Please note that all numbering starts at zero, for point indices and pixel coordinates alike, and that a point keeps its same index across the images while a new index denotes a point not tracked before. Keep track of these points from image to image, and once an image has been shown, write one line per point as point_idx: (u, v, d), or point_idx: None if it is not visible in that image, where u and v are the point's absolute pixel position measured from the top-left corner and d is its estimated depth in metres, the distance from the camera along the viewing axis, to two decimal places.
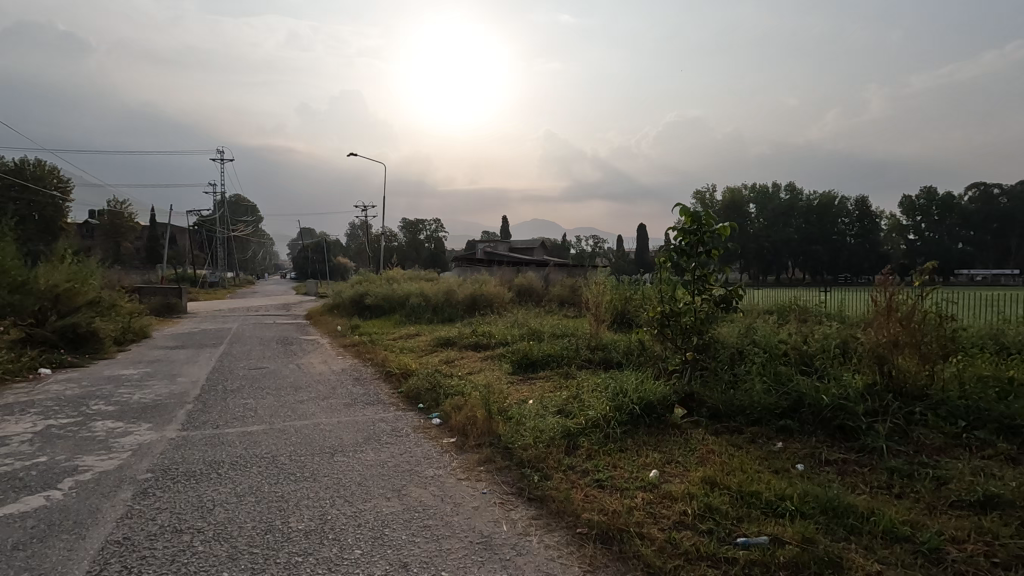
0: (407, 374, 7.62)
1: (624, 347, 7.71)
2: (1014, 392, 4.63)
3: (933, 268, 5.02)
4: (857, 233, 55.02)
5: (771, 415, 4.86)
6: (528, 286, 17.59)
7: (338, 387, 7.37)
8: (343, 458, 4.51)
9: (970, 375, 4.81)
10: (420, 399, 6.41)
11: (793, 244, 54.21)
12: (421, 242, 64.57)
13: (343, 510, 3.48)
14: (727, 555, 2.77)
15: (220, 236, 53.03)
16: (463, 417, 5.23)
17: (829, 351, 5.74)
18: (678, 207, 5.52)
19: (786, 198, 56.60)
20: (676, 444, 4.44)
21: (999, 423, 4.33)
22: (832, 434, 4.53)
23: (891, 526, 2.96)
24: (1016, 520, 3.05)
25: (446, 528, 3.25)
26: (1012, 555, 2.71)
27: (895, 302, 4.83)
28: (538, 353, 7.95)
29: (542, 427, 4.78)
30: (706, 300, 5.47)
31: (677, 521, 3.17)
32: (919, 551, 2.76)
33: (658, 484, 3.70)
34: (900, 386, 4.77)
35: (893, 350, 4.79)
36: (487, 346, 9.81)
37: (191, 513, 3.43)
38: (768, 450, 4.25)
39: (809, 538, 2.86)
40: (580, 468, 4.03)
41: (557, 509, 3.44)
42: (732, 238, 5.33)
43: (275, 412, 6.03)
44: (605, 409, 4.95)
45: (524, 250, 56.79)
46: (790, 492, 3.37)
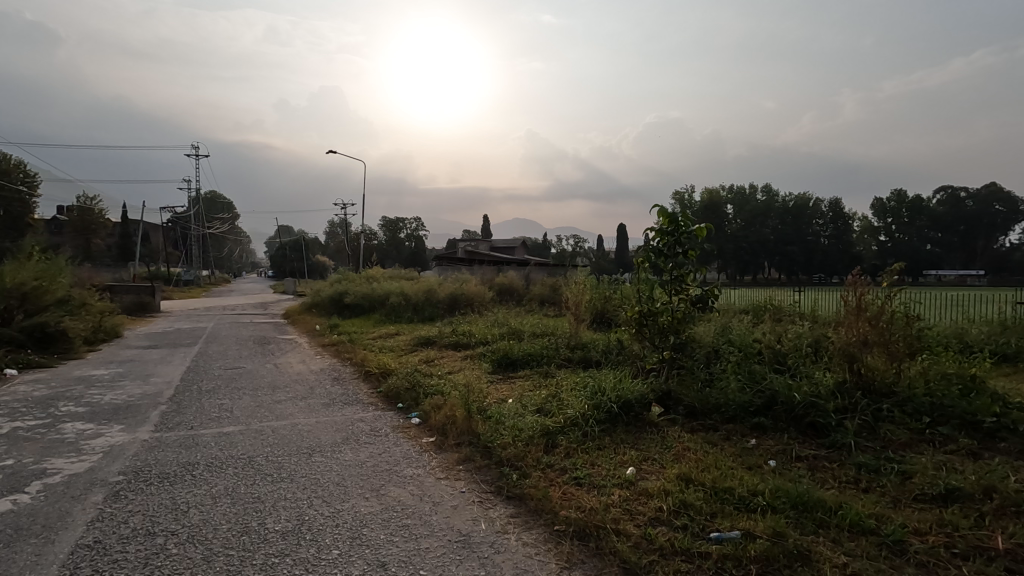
0: (386, 374, 7.58)
1: (603, 346, 7.78)
2: (976, 389, 4.81)
3: (901, 268, 5.17)
4: (831, 234, 56.33)
5: (745, 412, 4.97)
6: (508, 286, 17.62)
7: (317, 387, 7.30)
8: (321, 458, 4.48)
9: (935, 373, 4.98)
10: (400, 398, 6.40)
11: (769, 245, 55.11)
12: (401, 241, 64.19)
13: (322, 510, 3.47)
14: (700, 550, 2.83)
15: (195, 233, 52.01)
16: (442, 416, 5.24)
17: (801, 350, 5.88)
18: (656, 208, 5.57)
19: (763, 199, 57.59)
20: (653, 442, 4.52)
21: (961, 419, 4.50)
22: (804, 431, 4.65)
23: (858, 519, 3.05)
24: (975, 512, 3.18)
25: (425, 527, 3.26)
26: (971, 545, 2.82)
27: (864, 302, 4.95)
28: (518, 353, 7.98)
29: (520, 427, 4.80)
30: (683, 299, 5.56)
31: (653, 517, 3.24)
32: (884, 543, 2.87)
33: (635, 481, 3.76)
34: (869, 384, 4.91)
35: (862, 349, 4.93)
36: (468, 345, 9.81)
37: (165, 515, 3.38)
38: (742, 447, 4.35)
39: (779, 533, 2.94)
40: (558, 466, 4.07)
41: (536, 507, 3.48)
42: (708, 239, 5.42)
43: (252, 412, 5.96)
44: (584, 408, 5.02)
45: (506, 250, 56.70)
46: (762, 488, 3.45)
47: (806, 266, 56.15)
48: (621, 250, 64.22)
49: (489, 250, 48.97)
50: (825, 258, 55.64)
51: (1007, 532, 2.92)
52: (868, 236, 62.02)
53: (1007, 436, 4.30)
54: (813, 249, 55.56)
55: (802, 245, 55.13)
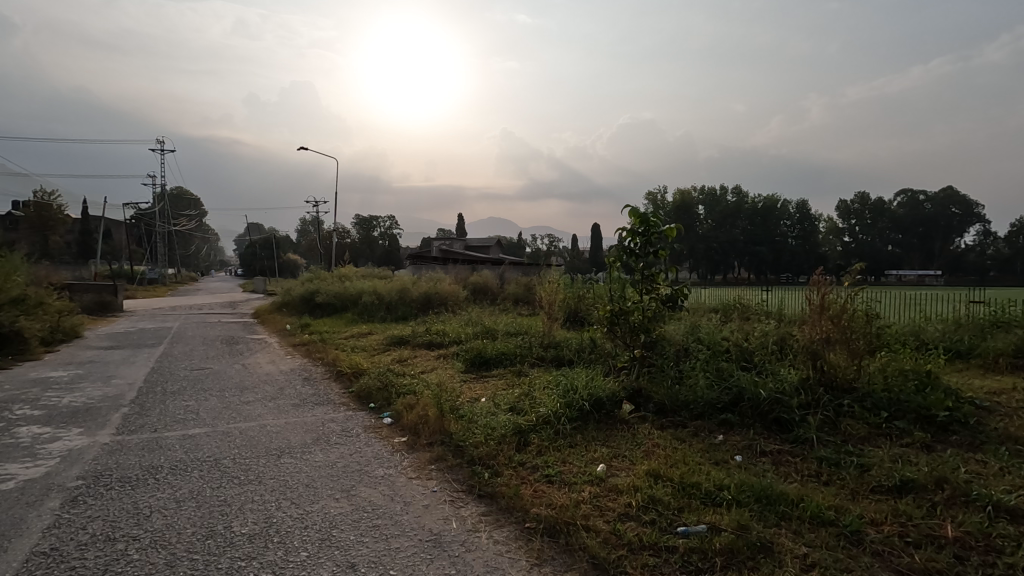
0: (359, 374, 7.51)
1: (576, 344, 7.84)
2: (931, 384, 4.99)
3: (861, 269, 5.34)
4: (798, 235, 58.05)
5: (713, 409, 5.08)
6: (483, 285, 17.60)
7: (286, 387, 7.18)
8: (290, 460, 4.41)
9: (893, 369, 5.18)
10: (371, 399, 6.34)
11: (739, 245, 56.26)
12: (375, 240, 63.51)
13: (290, 512, 3.42)
14: (668, 544, 2.89)
15: (160, 230, 50.55)
16: (415, 416, 5.22)
17: (767, 348, 6.04)
18: (627, 208, 5.62)
19: (733, 200, 58.77)
20: (623, 438, 4.59)
21: (916, 413, 4.68)
22: (769, 426, 4.78)
23: (818, 511, 3.16)
24: (927, 501, 3.32)
25: (396, 527, 3.24)
26: (923, 534, 2.94)
27: (827, 301, 5.11)
28: (492, 352, 7.99)
29: (493, 425, 4.82)
30: (654, 298, 5.64)
31: (622, 513, 3.29)
32: (842, 534, 2.97)
33: (605, 478, 3.82)
34: (831, 380, 5.07)
35: (825, 347, 5.09)
36: (442, 345, 9.76)
37: (126, 520, 3.29)
38: (709, 443, 4.44)
39: (743, 525, 3.02)
40: (529, 464, 4.10)
41: (507, 505, 3.49)
42: (678, 239, 5.50)
43: (218, 414, 5.83)
44: (556, 406, 5.06)
45: (481, 249, 56.61)
46: (728, 482, 3.54)
47: (775, 266, 57.57)
48: (596, 249, 64.80)
49: (463, 250, 48.82)
50: (792, 258, 57.06)
51: (956, 521, 3.06)
52: (833, 237, 63.96)
53: (958, 429, 4.49)
54: (780, 249, 56.95)
55: (771, 246, 56.60)
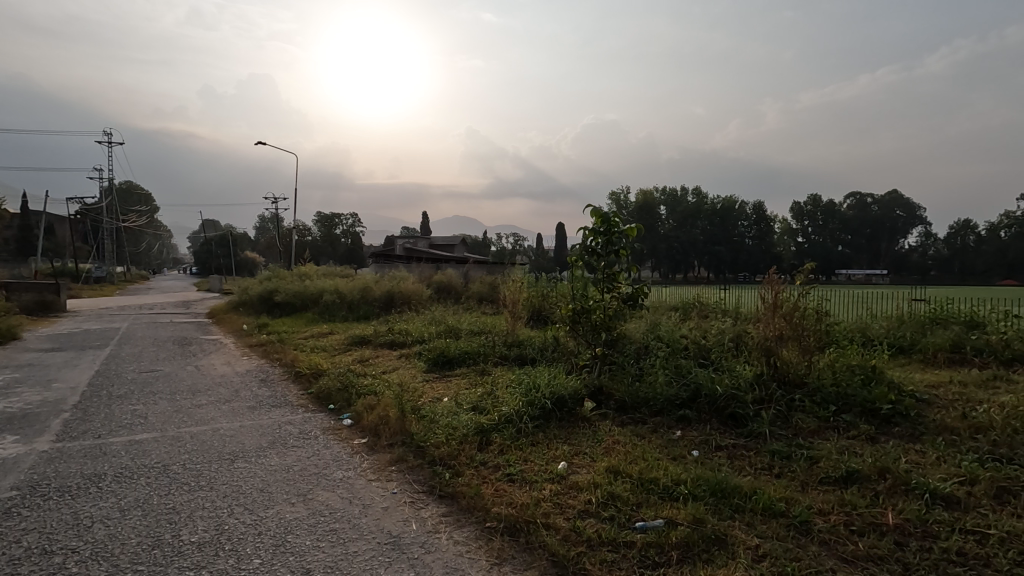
0: (318, 374, 7.35)
1: (539, 344, 7.87)
2: (876, 378, 5.23)
3: (812, 269, 5.55)
4: (755, 236, 59.89)
5: (672, 405, 5.18)
6: (447, 283, 17.48)
7: (242, 389, 6.94)
8: (244, 464, 4.27)
9: (840, 365, 5.41)
10: (331, 400, 6.21)
11: (699, 245, 57.65)
12: (337, 238, 62.29)
13: (242, 518, 3.31)
14: (626, 540, 2.93)
15: (108, 227, 48.25)
16: (375, 417, 5.15)
17: (723, 345, 6.22)
18: (588, 208, 5.65)
19: (694, 201, 60.17)
20: (585, 436, 4.62)
21: (862, 406, 4.89)
22: (725, 422, 4.90)
23: (770, 504, 3.26)
24: (871, 491, 3.47)
25: (354, 530, 3.18)
26: (867, 523, 3.07)
27: (780, 299, 5.30)
28: (455, 351, 7.94)
29: (455, 425, 4.79)
30: (615, 297, 5.70)
31: (582, 510, 3.32)
32: (792, 524, 3.08)
33: (566, 476, 3.84)
34: (783, 375, 5.26)
35: (778, 344, 5.29)
36: (405, 344, 9.63)
37: (65, 532, 3.12)
38: (668, 439, 4.53)
39: (698, 519, 3.09)
40: (491, 463, 4.09)
41: (468, 505, 3.48)
42: (638, 238, 5.56)
43: (168, 418, 5.60)
44: (518, 405, 5.06)
45: (446, 249, 56.30)
46: (685, 477, 3.61)
47: (733, 266, 59.24)
48: (561, 248, 65.35)
49: (429, 249, 48.40)
50: (749, 258, 58.81)
51: (897, 509, 3.21)
52: (787, 237, 66.25)
53: (899, 421, 4.71)
54: (738, 249, 58.64)
55: (729, 246, 58.21)
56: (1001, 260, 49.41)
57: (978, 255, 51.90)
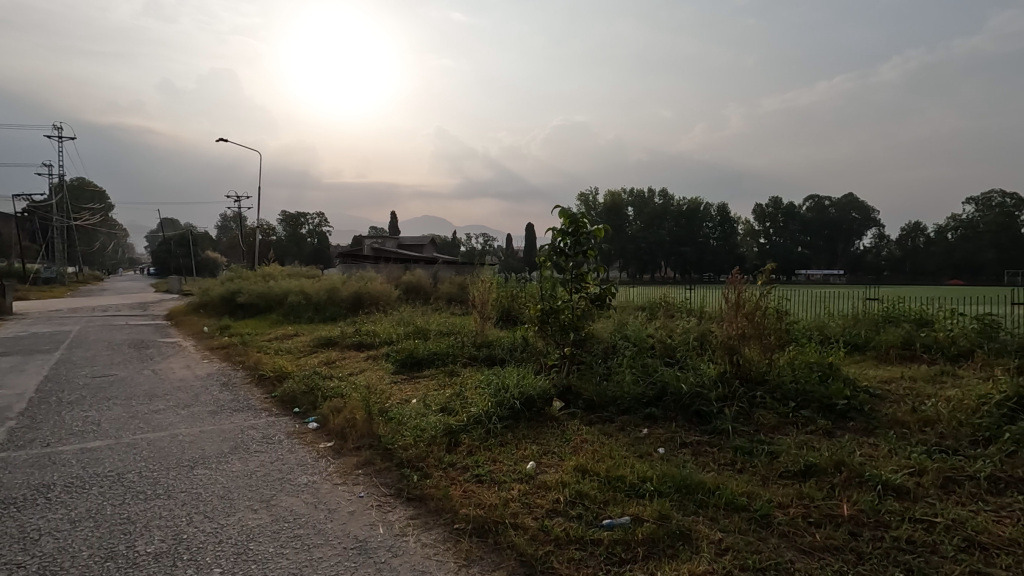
0: (283, 377, 7.19)
1: (508, 344, 7.88)
2: (832, 375, 5.42)
3: (772, 269, 5.72)
4: (719, 237, 61.31)
5: (638, 403, 5.27)
6: (415, 284, 17.33)
7: (202, 393, 6.73)
8: (204, 471, 4.14)
9: (799, 363, 5.59)
10: (296, 403, 6.08)
11: (666, 246, 58.69)
12: (303, 237, 61.05)
13: (202, 527, 3.21)
14: (593, 538, 2.96)
15: (58, 225, 46.12)
16: (342, 420, 5.07)
17: (688, 344, 6.35)
18: (557, 208, 5.67)
19: (661, 203, 61.24)
20: (553, 436, 4.65)
21: (820, 402, 5.06)
22: (690, 419, 5.00)
23: (732, 498, 3.34)
24: (827, 483, 3.60)
25: (319, 536, 3.12)
26: (823, 514, 3.18)
27: (742, 299, 5.44)
28: (424, 352, 7.88)
29: (423, 427, 4.75)
30: (583, 297, 5.75)
31: (550, 509, 3.33)
32: (753, 518, 3.16)
33: (534, 475, 3.86)
34: (745, 373, 5.41)
35: (741, 342, 5.43)
36: (372, 346, 9.50)
37: (9, 546, 2.97)
38: (635, 436, 4.60)
39: (663, 515, 3.15)
40: (459, 464, 4.08)
41: (436, 507, 3.46)
42: (606, 239, 5.61)
43: (123, 424, 5.39)
44: (487, 406, 5.05)
45: (415, 249, 55.86)
46: (651, 474, 3.67)
47: (699, 266, 60.49)
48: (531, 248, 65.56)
49: (397, 249, 47.89)
50: (714, 258, 60.17)
51: (851, 500, 3.34)
52: (750, 238, 68.05)
53: (854, 416, 4.89)
54: (704, 250, 59.95)
55: (695, 247, 59.46)
56: (949, 261, 52.14)
57: (928, 255, 54.47)
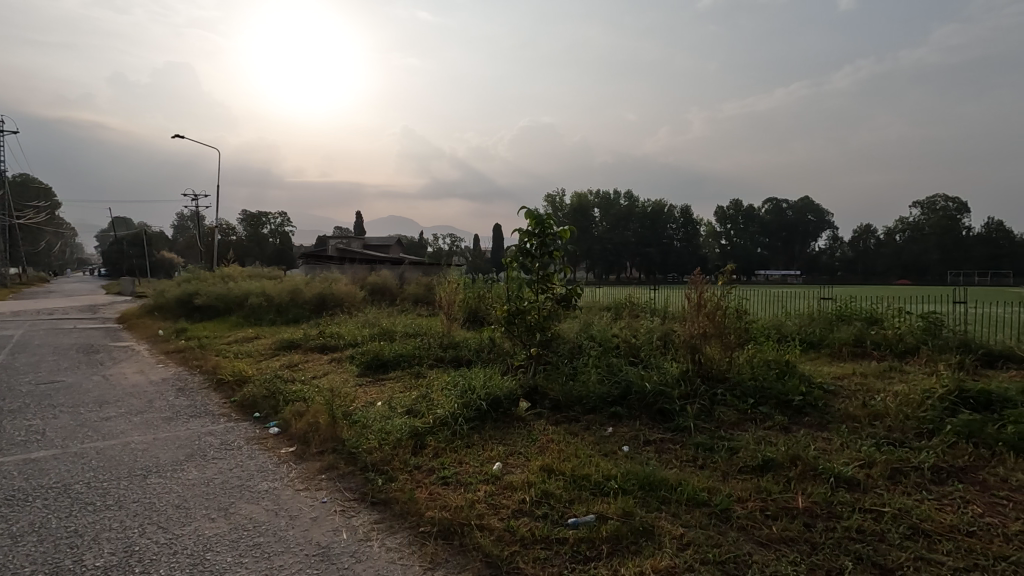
0: (243, 382, 6.99)
1: (475, 345, 7.87)
2: (788, 372, 5.61)
3: (732, 270, 5.88)
4: (683, 238, 62.65)
5: (604, 403, 5.33)
6: (381, 285, 17.11)
7: (156, 399, 6.48)
8: (158, 480, 3.99)
9: (758, 361, 5.76)
10: (256, 407, 5.92)
11: (631, 247, 59.63)
12: (265, 237, 59.51)
13: (156, 537, 3.10)
14: (558, 537, 2.99)
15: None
16: (304, 424, 4.96)
17: (652, 344, 6.46)
18: (523, 209, 5.69)
19: (626, 205, 62.21)
20: (520, 436, 4.66)
21: (777, 398, 5.22)
22: (654, 417, 5.10)
23: (693, 494, 3.42)
24: (783, 477, 3.72)
25: (279, 543, 3.05)
26: (780, 507, 3.29)
27: (704, 298, 5.58)
28: (390, 354, 7.79)
29: (388, 429, 4.69)
30: (549, 297, 5.78)
31: (516, 510, 3.34)
32: (714, 512, 3.24)
33: (501, 476, 3.86)
34: (707, 371, 5.54)
35: (702, 341, 5.56)
36: (337, 348, 9.33)
37: None
38: (600, 435, 4.66)
39: (628, 512, 3.20)
40: (425, 467, 4.05)
41: (401, 510, 3.42)
42: (572, 241, 5.66)
43: (70, 433, 5.14)
44: (453, 407, 5.03)
45: (381, 249, 55.21)
46: (615, 472, 3.72)
47: (663, 267, 61.65)
48: (499, 249, 65.63)
49: (362, 250, 47.21)
50: (678, 259, 61.43)
51: (806, 493, 3.46)
52: (712, 239, 69.77)
53: (810, 411, 5.06)
54: (668, 251, 61.15)
55: (659, 248, 60.58)
56: (897, 261, 54.92)
57: (878, 256, 57.01)
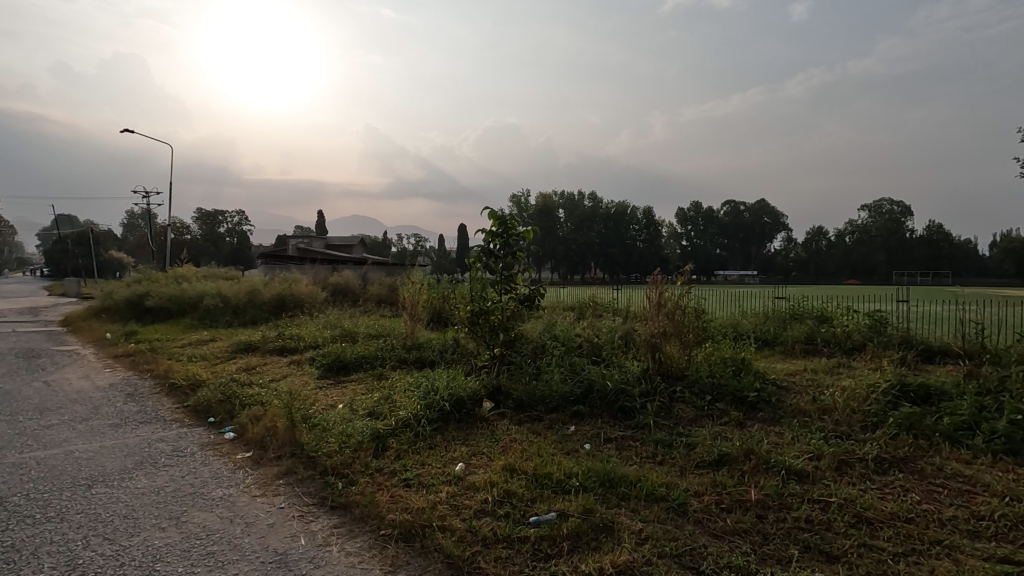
0: (196, 386, 6.75)
1: (439, 346, 7.83)
2: (744, 369, 5.80)
3: (690, 270, 6.04)
4: (645, 240, 63.80)
5: (566, 402, 5.39)
6: (343, 286, 16.82)
7: (103, 406, 6.19)
8: (104, 489, 3.82)
9: (715, 359, 5.93)
10: (211, 413, 5.73)
11: (595, 248, 60.36)
12: (222, 236, 57.64)
13: (101, 549, 2.97)
14: (520, 536, 3.00)
15: None
16: (261, 429, 4.83)
17: (613, 343, 6.57)
18: (487, 210, 5.70)
19: (590, 206, 62.95)
20: (483, 436, 4.66)
21: (733, 395, 5.39)
22: (615, 415, 5.19)
23: (652, 489, 3.50)
24: (738, 471, 3.84)
25: (234, 551, 2.96)
26: (733, 500, 3.40)
27: (664, 298, 5.72)
28: (351, 355, 7.66)
29: (349, 432, 4.62)
30: (512, 298, 5.81)
31: (478, 510, 3.35)
32: (671, 506, 3.33)
33: (463, 477, 3.85)
34: (666, 369, 5.68)
35: (662, 340, 5.70)
36: (296, 350, 9.13)
37: None
38: (562, 434, 4.71)
39: (588, 509, 3.25)
40: (387, 469, 4.00)
41: (361, 514, 3.38)
42: (535, 241, 5.69)
43: (6, 443, 4.85)
44: (416, 408, 4.99)
45: (343, 249, 54.34)
46: (577, 470, 3.77)
47: (626, 267, 62.63)
48: (464, 249, 65.40)
49: (324, 250, 46.27)
50: (640, 260, 62.53)
51: (759, 486, 3.58)
52: (673, 241, 71.31)
53: (763, 407, 5.24)
54: (631, 252, 62.18)
55: (623, 249, 61.53)
56: (847, 262, 57.32)
57: (829, 257, 59.41)
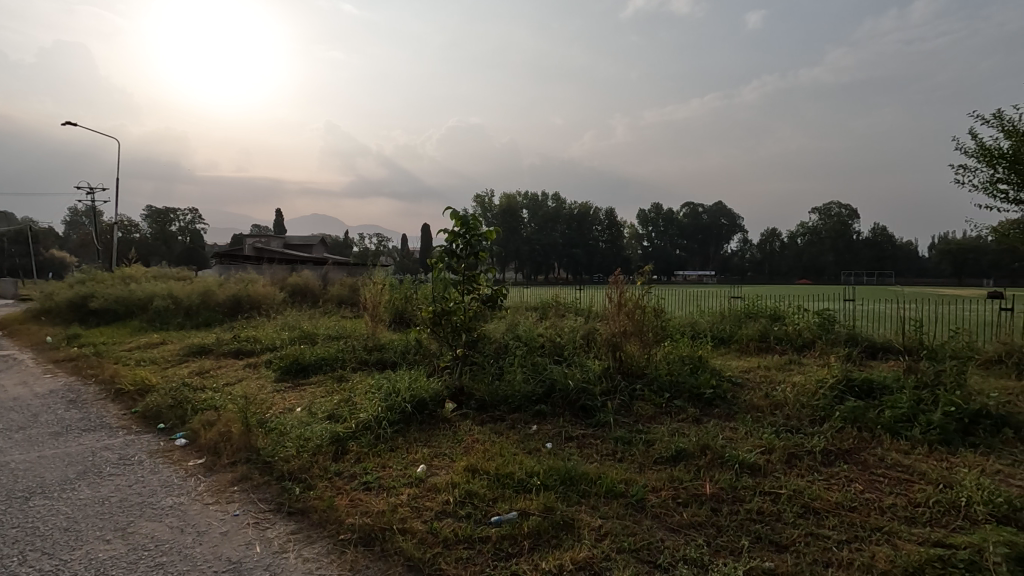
0: (145, 391, 6.48)
1: (401, 347, 7.75)
2: (701, 366, 5.96)
3: (650, 270, 6.14)
4: (608, 240, 64.74)
5: (528, 401, 5.43)
6: (302, 286, 16.43)
7: (42, 413, 5.87)
8: (43, 502, 3.62)
9: (673, 357, 6.08)
10: (161, 418, 5.50)
11: (559, 248, 60.87)
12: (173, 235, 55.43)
13: (40, 565, 2.82)
14: (481, 536, 3.01)
15: None
16: (215, 434, 4.68)
17: (575, 342, 6.65)
18: (449, 210, 5.65)
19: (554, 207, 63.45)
20: (445, 438, 4.64)
21: (690, 392, 5.53)
22: (576, 413, 5.25)
23: (612, 486, 3.56)
24: (694, 466, 3.95)
25: (185, 562, 2.86)
26: (689, 494, 3.49)
27: (624, 298, 5.82)
28: (310, 357, 7.49)
29: (308, 436, 4.52)
30: (475, 298, 5.79)
31: (439, 511, 3.34)
32: (630, 502, 3.40)
33: (424, 478, 3.83)
34: (627, 368, 5.79)
35: (623, 339, 5.81)
36: (253, 353, 8.87)
37: None
38: (524, 433, 4.73)
39: (549, 507, 3.28)
40: (346, 473, 3.94)
41: (320, 519, 3.32)
42: (497, 242, 5.68)
43: None
44: (377, 410, 4.92)
45: (302, 248, 53.14)
46: (538, 469, 3.80)
47: (589, 267, 63.40)
48: (428, 249, 64.96)
49: (283, 249, 45.09)
50: (603, 260, 63.41)
51: (714, 480, 3.70)
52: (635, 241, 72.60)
53: (719, 403, 5.40)
54: (594, 252, 62.97)
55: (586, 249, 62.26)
56: (798, 263, 59.63)
57: (782, 258, 61.66)
